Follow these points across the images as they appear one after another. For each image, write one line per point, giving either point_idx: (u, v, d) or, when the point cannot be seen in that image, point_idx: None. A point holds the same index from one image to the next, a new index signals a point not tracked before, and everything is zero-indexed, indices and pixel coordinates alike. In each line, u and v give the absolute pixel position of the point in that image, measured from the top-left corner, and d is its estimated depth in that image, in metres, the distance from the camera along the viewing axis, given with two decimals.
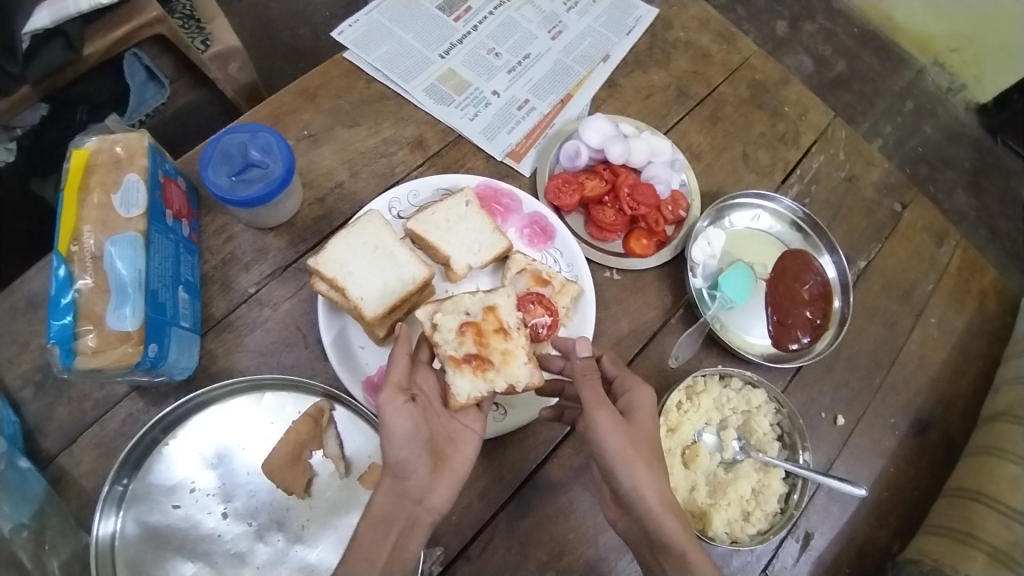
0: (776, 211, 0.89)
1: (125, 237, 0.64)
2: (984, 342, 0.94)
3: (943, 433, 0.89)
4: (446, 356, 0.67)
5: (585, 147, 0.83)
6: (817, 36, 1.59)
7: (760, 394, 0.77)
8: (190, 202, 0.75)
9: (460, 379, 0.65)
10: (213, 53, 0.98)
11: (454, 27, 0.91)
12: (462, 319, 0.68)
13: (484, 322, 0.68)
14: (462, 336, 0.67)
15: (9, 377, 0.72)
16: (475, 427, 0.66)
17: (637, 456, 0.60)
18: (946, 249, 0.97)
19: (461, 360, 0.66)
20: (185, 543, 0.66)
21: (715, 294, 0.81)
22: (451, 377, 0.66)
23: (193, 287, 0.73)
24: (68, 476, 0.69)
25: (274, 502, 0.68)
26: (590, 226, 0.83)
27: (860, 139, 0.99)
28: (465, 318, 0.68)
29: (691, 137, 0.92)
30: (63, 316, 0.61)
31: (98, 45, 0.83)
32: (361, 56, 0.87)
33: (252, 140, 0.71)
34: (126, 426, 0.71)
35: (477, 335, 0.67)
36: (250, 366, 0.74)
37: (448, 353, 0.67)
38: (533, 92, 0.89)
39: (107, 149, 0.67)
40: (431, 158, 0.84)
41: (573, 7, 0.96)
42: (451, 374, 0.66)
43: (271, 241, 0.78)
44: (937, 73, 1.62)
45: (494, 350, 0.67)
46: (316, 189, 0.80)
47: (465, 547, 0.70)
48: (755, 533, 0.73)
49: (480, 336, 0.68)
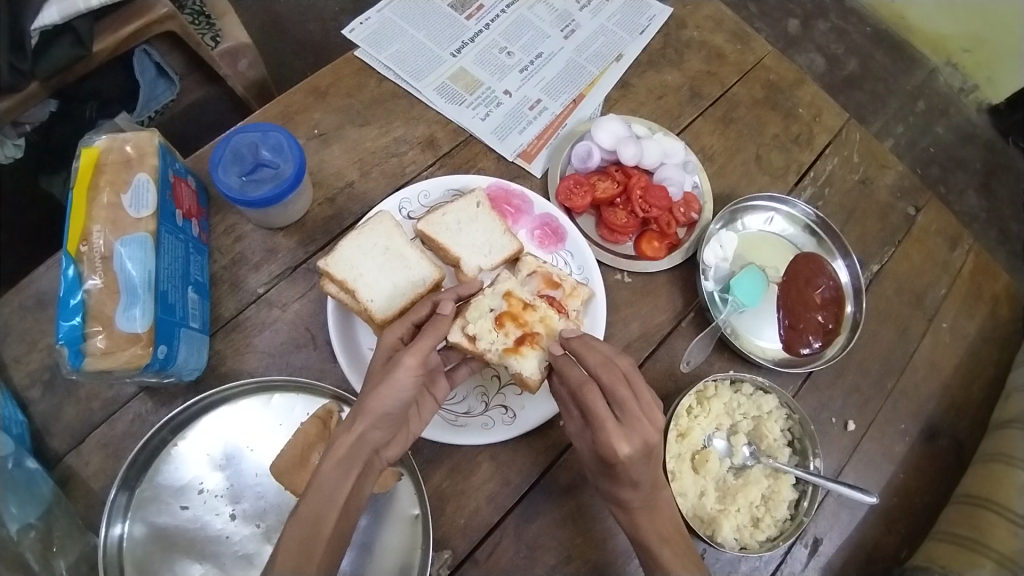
0: (789, 214, 0.88)
1: (135, 238, 0.64)
2: (996, 347, 0.94)
3: (953, 438, 0.88)
4: (501, 353, 0.69)
5: (598, 148, 0.82)
6: (829, 35, 1.58)
7: (772, 400, 0.76)
8: (199, 201, 0.75)
9: (525, 363, 0.68)
10: (224, 49, 0.98)
11: (466, 25, 0.90)
12: (493, 316, 0.70)
13: (511, 307, 0.70)
14: (502, 329, 0.69)
15: (17, 377, 0.72)
16: (436, 395, 0.67)
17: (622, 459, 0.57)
18: (960, 254, 0.96)
19: (517, 347, 0.69)
20: (193, 544, 0.65)
21: (726, 297, 0.81)
22: (518, 365, 0.68)
23: (203, 287, 0.72)
24: (75, 476, 0.69)
25: (281, 504, 0.68)
26: (601, 227, 0.83)
27: (874, 141, 0.98)
28: (494, 314, 0.70)
29: (704, 138, 0.91)
30: (73, 317, 0.61)
31: (107, 42, 0.83)
32: (372, 54, 0.86)
33: (263, 140, 0.71)
34: (134, 426, 0.71)
35: (513, 321, 0.69)
36: (258, 367, 0.73)
37: (501, 349, 0.69)
38: (545, 92, 0.89)
39: (117, 148, 0.66)
40: (442, 158, 0.83)
41: (587, 6, 0.95)
42: (515, 362, 0.68)
43: (280, 241, 0.77)
44: (949, 73, 1.60)
45: (535, 322, 0.70)
46: (326, 189, 0.79)
47: (472, 551, 0.69)
48: (765, 540, 0.71)
49: (516, 320, 0.69)
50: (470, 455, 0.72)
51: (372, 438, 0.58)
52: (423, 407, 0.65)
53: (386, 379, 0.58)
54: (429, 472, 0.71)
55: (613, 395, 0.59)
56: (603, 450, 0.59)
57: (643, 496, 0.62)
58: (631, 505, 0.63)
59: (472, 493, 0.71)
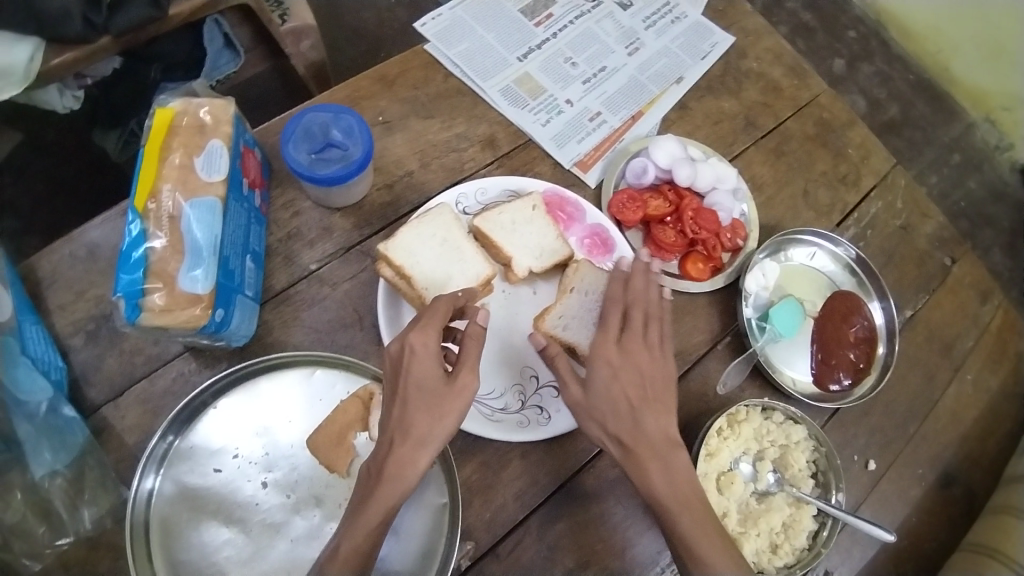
0: (833, 252, 0.89)
1: (204, 201, 0.65)
2: (1016, 404, 0.95)
3: (966, 488, 0.90)
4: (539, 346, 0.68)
5: (653, 166, 0.84)
6: (873, 78, 1.59)
7: (800, 430, 0.77)
8: (263, 173, 0.76)
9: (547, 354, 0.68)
10: (288, 27, 1.00)
11: (534, 32, 0.92)
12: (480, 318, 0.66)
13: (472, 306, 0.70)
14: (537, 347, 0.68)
15: (62, 323, 0.74)
16: (437, 394, 0.61)
17: (646, 401, 0.64)
18: (990, 308, 0.97)
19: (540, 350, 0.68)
20: (222, 507, 0.67)
21: (764, 326, 0.83)
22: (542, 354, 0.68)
23: (258, 257, 0.74)
24: (109, 428, 0.71)
25: (314, 478, 0.69)
26: (648, 243, 0.84)
27: (918, 190, 0.99)
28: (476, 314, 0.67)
29: (754, 168, 0.92)
30: (134, 271, 0.62)
31: (182, 7, 0.84)
32: (442, 50, 0.88)
33: (335, 121, 0.72)
34: (175, 385, 0.73)
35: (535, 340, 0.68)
36: (304, 342, 0.75)
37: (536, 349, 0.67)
38: (605, 105, 0.90)
39: (192, 113, 0.68)
40: (500, 158, 0.85)
41: (652, 26, 0.97)
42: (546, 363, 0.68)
43: (337, 221, 0.79)
44: (987, 129, 1.61)
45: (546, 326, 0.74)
46: (386, 175, 0.81)
47: (495, 545, 0.70)
48: (782, 566, 0.73)
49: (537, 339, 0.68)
50: (502, 452, 0.73)
51: (438, 434, 0.60)
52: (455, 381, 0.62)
53: (447, 386, 0.61)
54: (460, 463, 0.72)
55: (650, 316, 0.68)
56: (635, 396, 0.64)
57: (665, 451, 0.63)
58: (660, 452, 0.63)
59: (501, 489, 0.72)
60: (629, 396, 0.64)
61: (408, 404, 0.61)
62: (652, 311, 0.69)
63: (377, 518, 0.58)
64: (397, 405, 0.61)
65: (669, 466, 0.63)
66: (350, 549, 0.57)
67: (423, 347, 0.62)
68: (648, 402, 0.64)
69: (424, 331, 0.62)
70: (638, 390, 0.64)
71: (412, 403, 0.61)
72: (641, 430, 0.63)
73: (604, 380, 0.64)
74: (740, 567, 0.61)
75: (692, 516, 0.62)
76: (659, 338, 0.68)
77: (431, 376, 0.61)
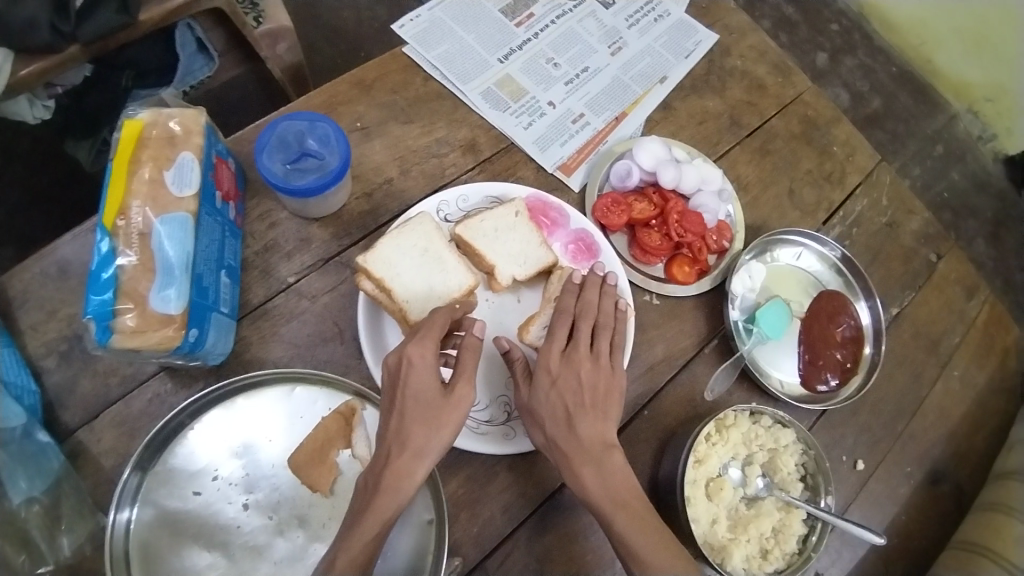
0: (820, 252, 0.89)
1: (174, 217, 0.63)
2: (1002, 399, 0.95)
3: (954, 485, 0.90)
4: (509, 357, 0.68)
5: (637, 168, 0.83)
6: (856, 71, 1.58)
7: (789, 434, 0.76)
8: (237, 184, 0.74)
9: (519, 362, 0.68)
10: (264, 31, 0.95)
11: (515, 32, 0.90)
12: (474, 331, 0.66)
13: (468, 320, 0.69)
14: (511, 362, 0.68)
15: (33, 345, 0.71)
16: (435, 406, 0.60)
17: (586, 404, 0.64)
18: (975, 304, 0.97)
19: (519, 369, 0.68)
20: (203, 531, 0.65)
21: (751, 328, 0.82)
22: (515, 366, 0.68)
23: (234, 271, 0.72)
24: (86, 452, 0.69)
25: (296, 497, 0.68)
26: (634, 247, 0.82)
27: (903, 186, 0.99)
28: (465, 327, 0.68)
29: (739, 168, 0.91)
30: (104, 292, 0.60)
31: (153, 12, 0.81)
32: (421, 52, 0.86)
33: (309, 129, 0.70)
34: (152, 406, 0.71)
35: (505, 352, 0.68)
36: (284, 357, 0.73)
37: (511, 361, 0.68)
38: (588, 106, 0.89)
39: (162, 124, 0.66)
40: (482, 163, 0.83)
41: (635, 24, 0.95)
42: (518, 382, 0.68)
43: (315, 231, 0.77)
44: (969, 120, 1.62)
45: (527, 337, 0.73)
46: (364, 183, 0.79)
47: (483, 559, 0.69)
48: (771, 571, 0.72)
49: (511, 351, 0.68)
50: (488, 464, 0.72)
51: (435, 447, 0.59)
52: (452, 394, 0.61)
53: (446, 399, 0.61)
54: (445, 478, 0.71)
55: (597, 326, 0.69)
56: (576, 399, 0.64)
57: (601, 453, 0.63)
58: (595, 454, 0.62)
59: (487, 503, 0.71)
60: (563, 403, 0.64)
61: (404, 418, 0.60)
62: (601, 320, 0.70)
63: (373, 531, 0.56)
64: (393, 418, 0.61)
65: (602, 468, 0.62)
66: (347, 560, 0.55)
67: (420, 359, 0.61)
68: (589, 404, 0.64)
69: (421, 344, 0.62)
70: (584, 395, 0.65)
71: (409, 415, 0.60)
72: (575, 436, 0.63)
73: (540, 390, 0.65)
74: (685, 570, 0.58)
75: (633, 516, 0.60)
76: (603, 345, 0.68)
77: (428, 388, 0.61)
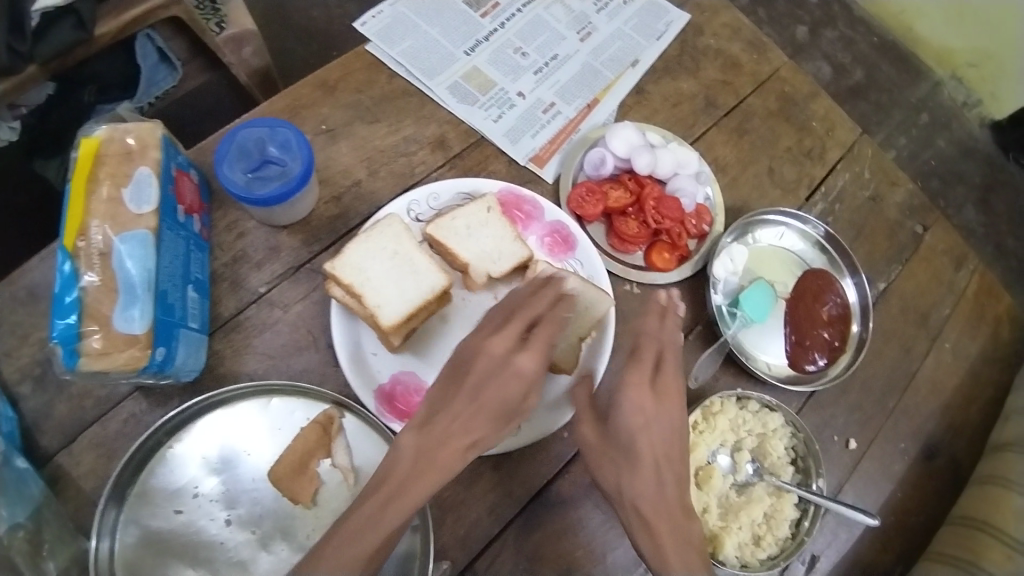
0: (802, 230, 0.87)
1: (134, 234, 0.61)
2: (995, 369, 0.94)
3: (950, 459, 0.89)
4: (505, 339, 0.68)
5: (611, 156, 0.81)
6: (837, 43, 1.56)
7: (777, 418, 0.75)
8: (201, 196, 0.73)
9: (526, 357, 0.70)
10: (227, 36, 0.94)
11: (480, 23, 0.88)
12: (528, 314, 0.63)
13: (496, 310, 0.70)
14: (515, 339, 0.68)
15: (8, 371, 0.70)
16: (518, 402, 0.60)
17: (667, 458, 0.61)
18: (964, 274, 0.96)
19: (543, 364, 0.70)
20: (188, 549, 0.64)
21: (735, 312, 0.80)
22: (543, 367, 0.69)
23: (203, 285, 0.71)
24: (66, 476, 0.68)
25: (279, 511, 0.67)
26: (611, 237, 0.81)
27: (885, 158, 0.97)
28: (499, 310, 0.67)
29: (717, 149, 0.90)
30: (68, 315, 0.58)
31: (110, 25, 0.79)
32: (384, 49, 0.84)
33: (271, 135, 0.68)
34: (128, 426, 0.70)
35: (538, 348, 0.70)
36: (259, 370, 0.72)
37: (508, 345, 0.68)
38: (559, 95, 0.87)
39: (118, 139, 0.64)
40: (452, 159, 0.81)
41: (604, 8, 0.93)
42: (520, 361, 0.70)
43: (284, 239, 0.75)
44: (954, 86, 1.59)
45: None
46: (332, 187, 0.77)
47: (472, 562, 0.69)
48: (765, 558, 0.72)
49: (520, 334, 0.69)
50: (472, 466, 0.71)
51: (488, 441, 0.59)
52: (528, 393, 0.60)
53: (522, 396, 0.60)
54: None
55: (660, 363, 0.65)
56: (660, 450, 0.61)
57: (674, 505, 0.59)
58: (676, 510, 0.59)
59: (473, 505, 0.70)
60: (657, 452, 0.60)
61: (484, 405, 0.58)
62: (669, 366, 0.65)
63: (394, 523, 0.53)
64: (464, 408, 0.59)
65: (681, 528, 0.59)
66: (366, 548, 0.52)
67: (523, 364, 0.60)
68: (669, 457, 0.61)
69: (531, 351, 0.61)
70: (666, 445, 0.61)
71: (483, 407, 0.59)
72: (661, 492, 0.60)
73: (632, 428, 0.61)
74: None
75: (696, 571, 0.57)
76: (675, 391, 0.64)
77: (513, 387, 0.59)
